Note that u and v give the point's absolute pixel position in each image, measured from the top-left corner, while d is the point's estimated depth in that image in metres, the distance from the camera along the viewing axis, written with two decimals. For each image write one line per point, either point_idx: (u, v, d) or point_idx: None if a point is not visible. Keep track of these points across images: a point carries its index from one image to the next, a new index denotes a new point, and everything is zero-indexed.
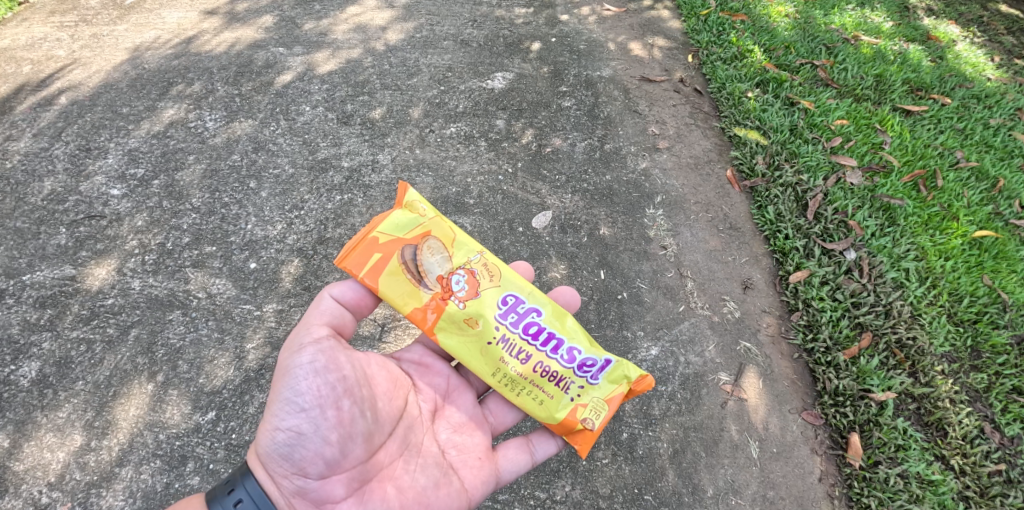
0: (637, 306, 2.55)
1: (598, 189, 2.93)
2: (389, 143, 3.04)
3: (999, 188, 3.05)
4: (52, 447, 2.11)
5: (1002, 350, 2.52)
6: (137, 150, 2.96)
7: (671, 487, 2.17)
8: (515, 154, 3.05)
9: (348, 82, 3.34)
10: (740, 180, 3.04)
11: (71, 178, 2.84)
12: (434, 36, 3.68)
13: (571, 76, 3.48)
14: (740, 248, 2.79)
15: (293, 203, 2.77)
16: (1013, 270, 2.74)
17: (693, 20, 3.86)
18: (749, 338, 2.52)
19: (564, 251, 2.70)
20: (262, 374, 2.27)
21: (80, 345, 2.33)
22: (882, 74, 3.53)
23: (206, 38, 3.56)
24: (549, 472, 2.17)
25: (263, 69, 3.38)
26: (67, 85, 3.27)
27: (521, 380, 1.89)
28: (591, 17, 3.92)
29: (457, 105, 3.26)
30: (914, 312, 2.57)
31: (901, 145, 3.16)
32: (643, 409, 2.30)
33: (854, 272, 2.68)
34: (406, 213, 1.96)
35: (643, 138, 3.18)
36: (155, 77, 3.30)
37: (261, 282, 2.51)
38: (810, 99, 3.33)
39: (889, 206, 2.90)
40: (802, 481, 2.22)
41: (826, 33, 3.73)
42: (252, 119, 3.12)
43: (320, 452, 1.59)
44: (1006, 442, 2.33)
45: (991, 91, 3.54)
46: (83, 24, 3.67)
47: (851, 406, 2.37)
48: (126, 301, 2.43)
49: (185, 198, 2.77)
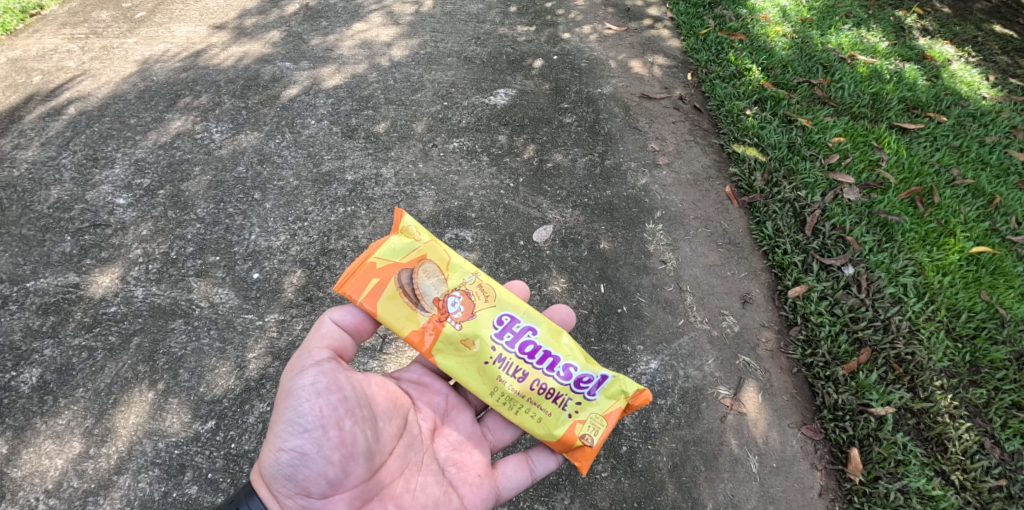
0: (637, 320, 2.57)
1: (598, 204, 2.96)
2: (392, 157, 3.08)
3: (996, 205, 3.08)
4: (50, 454, 2.11)
5: (1002, 365, 2.53)
6: (144, 161, 2.99)
7: (671, 501, 2.16)
8: (517, 168, 3.09)
9: (353, 97, 3.39)
10: (739, 196, 3.08)
11: (78, 187, 2.87)
12: (438, 52, 3.75)
13: (572, 93, 3.54)
14: (739, 262, 2.82)
15: (297, 214, 2.80)
16: (1010, 286, 2.77)
17: (692, 39, 3.94)
18: (749, 352, 2.53)
19: (565, 264, 2.72)
20: (263, 383, 2.28)
21: (82, 352, 2.33)
22: (878, 93, 3.59)
23: (215, 51, 3.62)
24: (548, 485, 2.16)
25: (269, 82, 3.44)
26: (75, 95, 3.32)
27: (519, 398, 1.89)
28: (592, 36, 3.99)
29: (460, 120, 3.31)
30: (912, 327, 2.58)
31: (899, 162, 3.20)
32: (643, 422, 2.31)
33: (852, 287, 2.70)
34: (402, 238, 1.98)
35: (643, 154, 3.23)
36: (163, 90, 3.35)
37: (264, 292, 2.52)
38: (807, 117, 3.38)
39: (886, 221, 2.93)
40: (803, 496, 2.22)
41: (823, 53, 3.79)
42: (258, 131, 3.16)
43: (325, 473, 1.59)
44: (1007, 458, 2.32)
45: (986, 109, 3.60)
46: (93, 36, 3.74)
47: (851, 421, 2.37)
48: (129, 310, 2.44)
49: (189, 208, 2.80)
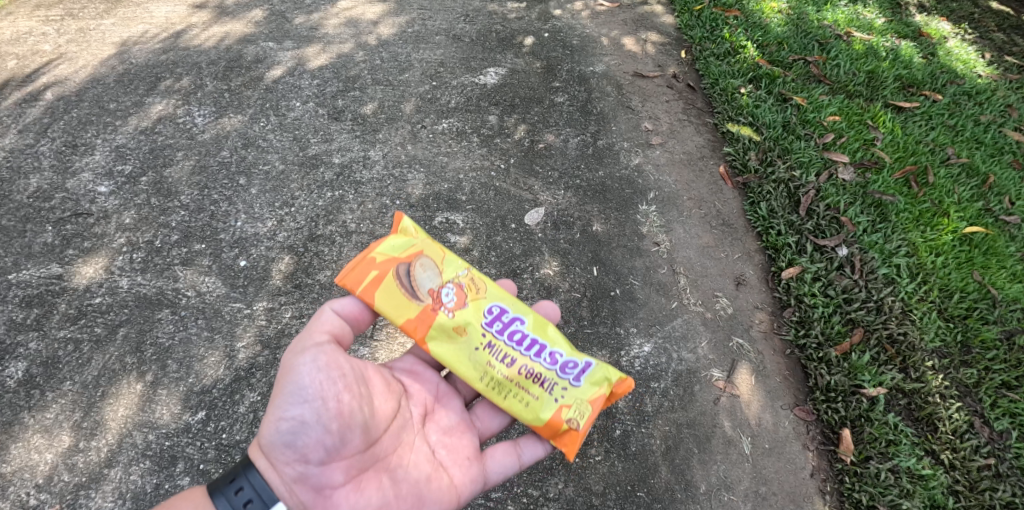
0: (630, 303, 2.54)
1: (591, 185, 2.92)
2: (380, 139, 3.02)
3: (990, 184, 3.07)
4: (39, 449, 2.08)
5: (992, 345, 2.54)
6: (125, 147, 2.92)
7: (663, 483, 2.14)
8: (508, 149, 3.04)
9: (339, 77, 3.31)
10: (733, 176, 3.05)
11: (57, 175, 2.80)
12: (426, 31, 3.66)
13: (564, 71, 3.47)
14: (733, 244, 2.80)
15: (283, 200, 2.75)
16: (1003, 266, 2.77)
17: (687, 15, 3.87)
18: (742, 334, 2.52)
19: (557, 247, 2.68)
20: (253, 373, 2.25)
21: (68, 344, 2.29)
22: (874, 70, 3.54)
23: (195, 32, 3.52)
24: (542, 470, 2.14)
25: (252, 63, 3.35)
26: (53, 80, 3.22)
27: (507, 383, 1.86)
28: (584, 12, 3.91)
29: (449, 100, 3.24)
30: (905, 308, 2.59)
31: (893, 142, 3.18)
32: (636, 405, 2.29)
33: (845, 268, 2.70)
34: (400, 236, 1.97)
35: (636, 134, 3.18)
36: (143, 72, 3.26)
37: (251, 280, 2.48)
38: (803, 95, 3.35)
39: (881, 202, 2.91)
40: (794, 477, 2.22)
41: (819, 30, 3.74)
42: (242, 114, 3.09)
43: (319, 444, 1.57)
44: (995, 437, 2.34)
45: (982, 88, 3.57)
46: (69, 18, 3.62)
47: (843, 401, 2.37)
48: (114, 300, 2.40)
49: (173, 195, 2.74)
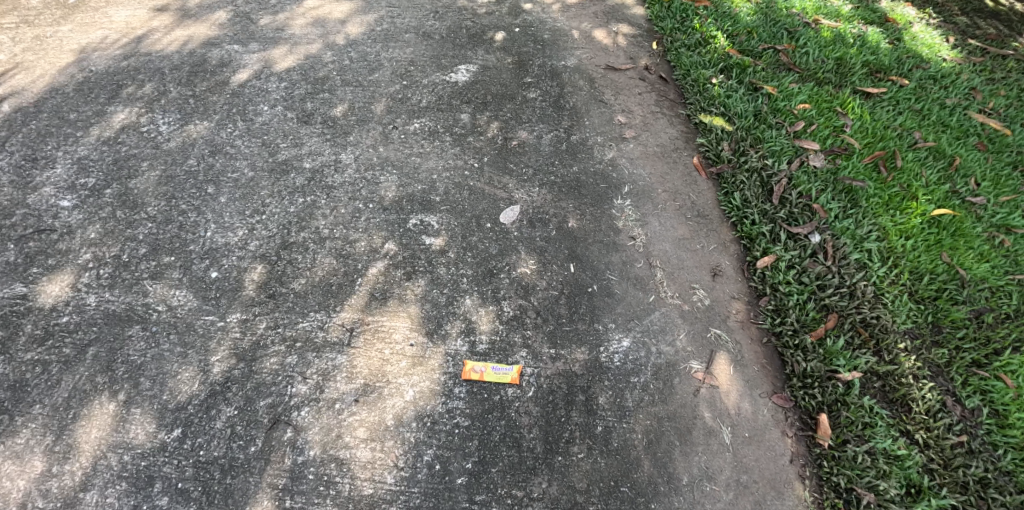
0: (608, 298, 2.54)
1: (565, 181, 2.92)
2: (351, 141, 2.98)
3: (955, 166, 3.13)
4: (10, 475, 1.99)
5: (962, 324, 2.59)
6: (88, 159, 2.85)
7: (647, 477, 2.12)
8: (481, 148, 3.02)
9: (307, 79, 3.25)
10: (707, 166, 3.07)
11: (17, 191, 2.71)
12: (395, 29, 3.61)
13: (536, 66, 3.45)
14: (708, 235, 2.82)
15: (254, 208, 2.70)
16: (970, 247, 2.82)
17: (657, 7, 3.89)
18: (720, 325, 2.54)
19: (533, 245, 2.67)
20: (228, 386, 2.20)
21: (35, 367, 2.22)
22: (842, 57, 3.59)
23: (157, 36, 3.44)
24: (525, 470, 2.09)
25: (216, 67, 3.28)
26: (9, 90, 3.11)
27: None
28: (554, 5, 3.91)
29: (421, 100, 3.21)
30: (877, 292, 2.63)
31: (862, 128, 3.23)
32: (617, 401, 2.28)
33: (819, 255, 2.73)
34: None
35: (609, 127, 3.18)
36: (104, 80, 3.17)
37: (223, 291, 2.44)
38: (773, 84, 3.38)
39: (851, 187, 2.96)
40: (774, 464, 2.22)
41: (787, 18, 3.78)
42: (208, 120, 3.02)
43: None
44: (967, 414, 2.38)
45: (946, 72, 3.63)
46: (24, 25, 3.50)
47: (819, 387, 2.40)
48: (82, 319, 2.34)
49: (139, 207, 2.68)
